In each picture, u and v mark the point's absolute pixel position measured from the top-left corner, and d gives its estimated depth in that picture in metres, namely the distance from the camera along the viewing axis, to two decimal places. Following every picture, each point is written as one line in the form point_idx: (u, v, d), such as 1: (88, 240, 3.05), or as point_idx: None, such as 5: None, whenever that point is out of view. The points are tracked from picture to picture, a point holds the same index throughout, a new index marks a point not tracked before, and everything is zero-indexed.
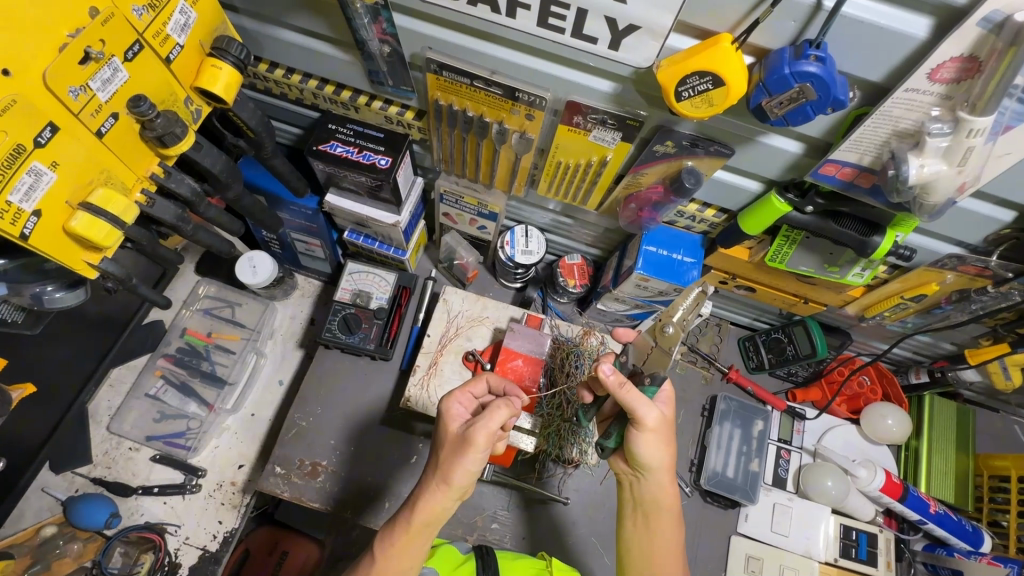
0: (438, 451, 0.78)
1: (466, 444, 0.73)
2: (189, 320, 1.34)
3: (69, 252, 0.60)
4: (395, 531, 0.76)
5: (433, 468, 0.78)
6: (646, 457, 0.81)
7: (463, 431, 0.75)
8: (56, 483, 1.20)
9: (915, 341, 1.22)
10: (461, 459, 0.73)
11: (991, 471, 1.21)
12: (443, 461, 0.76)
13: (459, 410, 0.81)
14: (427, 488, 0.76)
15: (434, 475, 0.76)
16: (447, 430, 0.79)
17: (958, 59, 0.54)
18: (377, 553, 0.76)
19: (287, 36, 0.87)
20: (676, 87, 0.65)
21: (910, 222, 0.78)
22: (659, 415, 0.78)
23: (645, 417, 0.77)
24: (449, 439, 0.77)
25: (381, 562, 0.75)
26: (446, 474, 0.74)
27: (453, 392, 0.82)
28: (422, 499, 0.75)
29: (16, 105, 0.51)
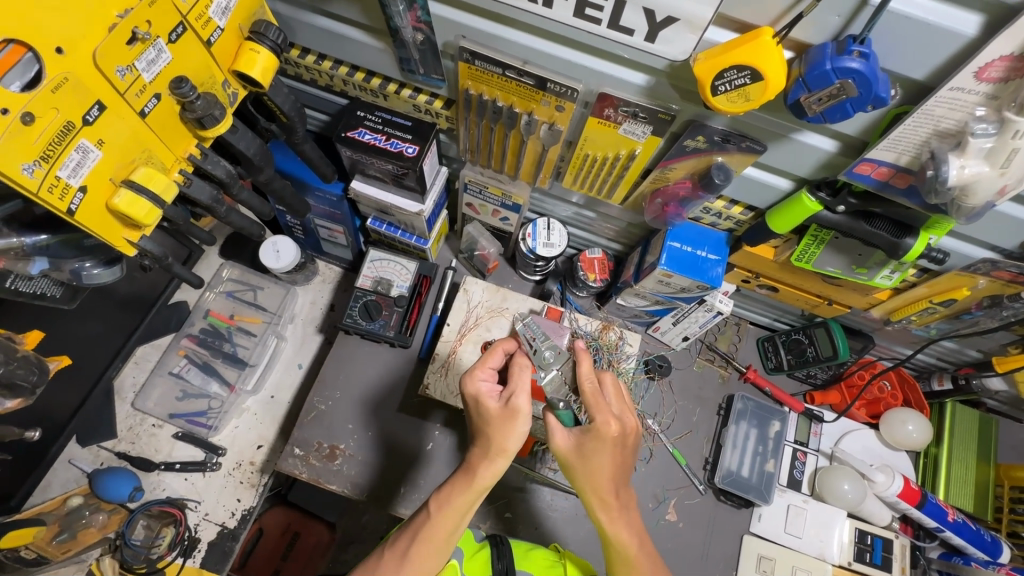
0: (477, 423, 0.78)
1: (514, 412, 0.75)
2: (213, 302, 1.37)
3: (111, 229, 0.62)
4: (452, 495, 0.75)
5: (477, 441, 0.77)
6: (583, 480, 0.77)
7: (505, 402, 0.76)
8: (83, 456, 1.23)
9: (940, 347, 1.20)
10: (512, 427, 0.75)
11: (1012, 481, 1.20)
12: (492, 434, 0.75)
13: (487, 387, 0.79)
14: (479, 458, 0.75)
15: (483, 444, 0.76)
16: (485, 406, 0.77)
17: (1008, 58, 0.53)
18: (432, 514, 0.75)
19: (321, 23, 0.87)
20: (712, 81, 0.64)
21: (945, 225, 0.77)
22: (603, 427, 0.75)
23: (600, 430, 0.75)
24: (489, 414, 0.77)
25: (435, 522, 0.74)
26: (499, 445, 0.75)
27: (474, 370, 0.81)
28: (478, 466, 0.75)
29: (68, 83, 0.52)
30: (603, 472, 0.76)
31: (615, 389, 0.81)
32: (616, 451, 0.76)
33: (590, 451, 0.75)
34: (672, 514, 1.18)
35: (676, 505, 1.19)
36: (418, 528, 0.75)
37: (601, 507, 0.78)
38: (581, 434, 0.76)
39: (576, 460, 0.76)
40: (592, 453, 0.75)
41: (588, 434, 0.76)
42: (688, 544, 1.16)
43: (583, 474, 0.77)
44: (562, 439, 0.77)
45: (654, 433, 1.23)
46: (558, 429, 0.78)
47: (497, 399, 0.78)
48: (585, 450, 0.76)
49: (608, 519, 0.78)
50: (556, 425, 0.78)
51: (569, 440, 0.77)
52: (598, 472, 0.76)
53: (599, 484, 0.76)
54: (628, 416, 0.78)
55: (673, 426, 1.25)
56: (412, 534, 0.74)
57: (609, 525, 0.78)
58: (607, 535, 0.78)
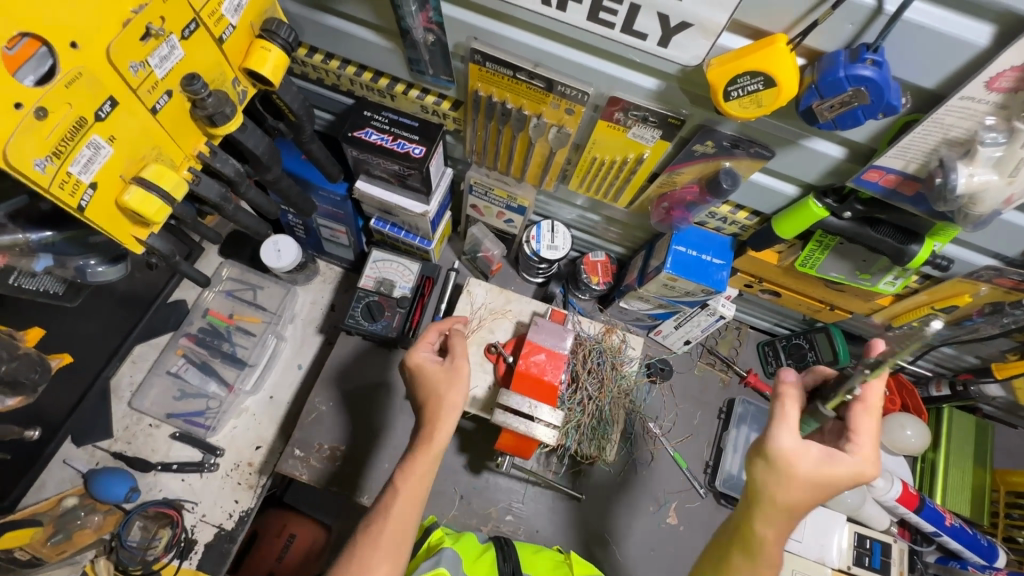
0: (422, 390, 0.88)
1: (458, 371, 0.88)
2: (212, 301, 1.35)
3: (119, 226, 0.61)
4: (416, 461, 0.82)
5: (429, 409, 0.86)
6: (782, 498, 0.71)
7: (448, 365, 0.88)
8: (77, 455, 1.21)
9: (938, 353, 1.21)
10: (456, 385, 0.88)
11: (1008, 486, 1.21)
12: (442, 394, 0.86)
13: (428, 356, 0.90)
14: (432, 423, 0.85)
15: (427, 401, 0.87)
16: (429, 371, 0.88)
17: (1019, 68, 0.54)
18: (400, 483, 0.82)
19: (330, 22, 0.87)
20: (725, 86, 0.64)
21: (949, 232, 0.78)
22: (804, 449, 0.70)
23: (839, 467, 0.69)
24: (435, 377, 0.87)
25: (407, 487, 0.81)
26: (448, 400, 0.86)
27: (414, 347, 0.91)
28: (426, 431, 0.85)
29: (82, 78, 0.51)
30: (798, 498, 0.70)
31: (797, 405, 0.71)
32: (825, 486, 0.70)
33: (773, 466, 0.70)
34: (673, 518, 1.18)
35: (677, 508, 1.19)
36: (388, 505, 0.80)
37: (764, 521, 0.72)
38: (805, 454, 0.69)
39: (774, 470, 0.70)
40: (790, 485, 0.70)
41: (844, 453, 0.70)
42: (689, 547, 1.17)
43: (786, 496, 0.71)
44: (780, 446, 0.70)
45: (655, 436, 1.23)
46: (790, 433, 0.70)
47: (438, 364, 0.89)
48: (799, 472, 0.70)
49: (762, 526, 0.72)
50: (791, 429, 0.70)
51: (780, 449, 0.69)
52: (789, 497, 0.70)
53: (793, 510, 0.71)
54: (806, 445, 0.70)
55: (673, 430, 1.25)
56: (382, 513, 0.80)
57: (760, 529, 0.72)
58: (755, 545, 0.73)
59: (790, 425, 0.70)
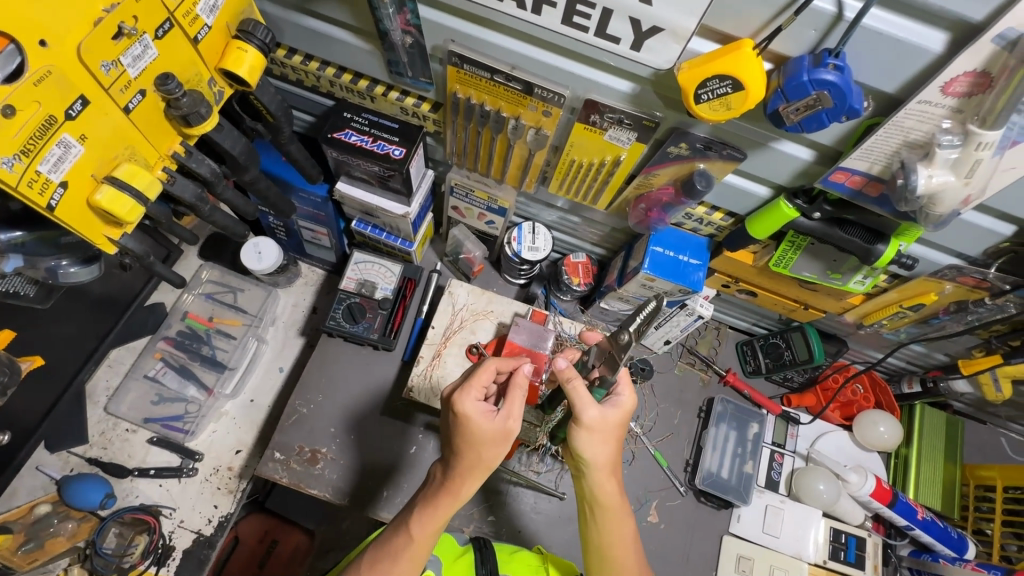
0: (464, 444, 0.78)
1: (509, 435, 0.78)
2: (191, 304, 1.34)
3: (91, 226, 0.61)
4: (437, 513, 0.79)
5: (465, 461, 0.78)
6: (588, 456, 0.80)
7: (501, 424, 0.77)
8: (51, 462, 1.19)
9: (909, 351, 1.24)
10: (502, 447, 0.78)
11: (977, 480, 1.24)
12: (483, 455, 0.78)
13: (482, 406, 0.78)
14: (463, 476, 0.79)
15: (467, 460, 0.78)
16: (480, 429, 0.77)
17: (971, 73, 0.56)
18: (418, 532, 0.78)
19: (309, 23, 0.87)
20: (696, 89, 0.66)
21: (914, 232, 0.80)
22: (600, 414, 0.78)
23: (591, 425, 0.78)
24: (484, 437, 0.77)
25: (425, 539, 0.78)
26: (487, 462, 0.78)
27: (466, 390, 0.78)
28: (458, 485, 0.79)
29: (51, 76, 0.51)
30: (611, 448, 0.81)
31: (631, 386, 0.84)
32: (616, 432, 0.81)
33: (609, 429, 0.80)
34: (654, 516, 1.19)
35: (658, 507, 1.20)
36: (398, 548, 0.78)
37: (600, 474, 0.82)
38: (611, 411, 0.80)
39: (596, 429, 0.79)
40: (598, 440, 0.80)
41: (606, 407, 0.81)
42: (669, 545, 1.18)
43: (597, 450, 0.80)
44: (593, 414, 0.77)
45: (636, 435, 1.24)
46: (591, 404, 0.77)
47: (493, 421, 0.78)
48: (600, 428, 0.79)
49: (595, 480, 0.82)
50: (588, 402, 0.77)
51: (599, 415, 0.78)
52: (603, 452, 0.81)
53: (604, 464, 0.81)
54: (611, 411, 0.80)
55: (655, 428, 1.27)
56: (392, 553, 0.78)
57: (597, 484, 0.82)
58: (597, 498, 0.83)
59: (624, 395, 0.82)
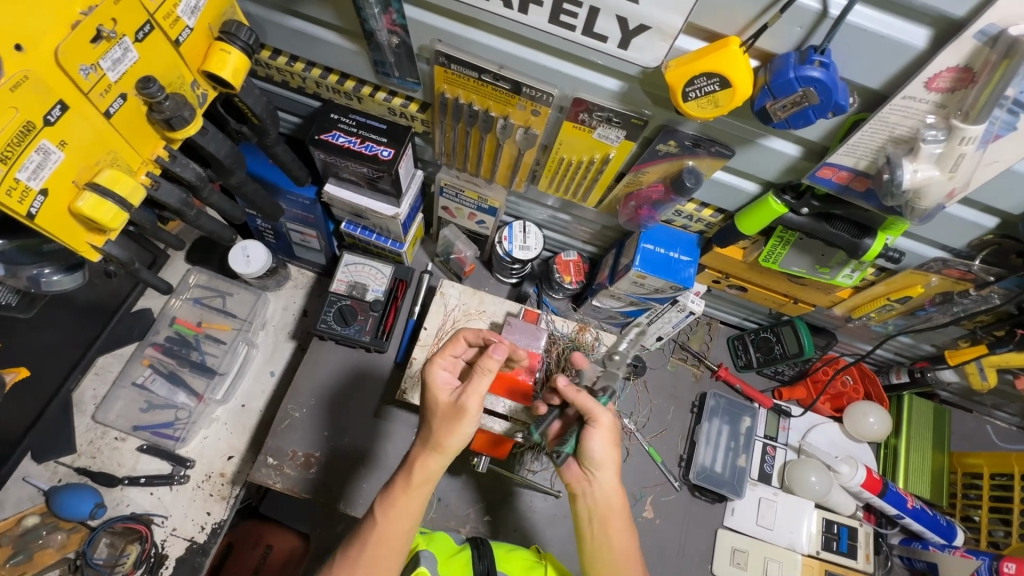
0: (424, 421, 0.84)
1: (460, 411, 0.80)
2: (179, 309, 1.33)
3: (73, 233, 0.59)
4: (394, 492, 0.81)
5: (424, 436, 0.83)
6: (596, 455, 0.84)
7: (455, 398, 0.82)
8: (38, 473, 1.17)
9: (897, 342, 1.26)
10: (456, 425, 0.81)
11: (965, 468, 1.26)
12: (434, 429, 0.82)
13: (444, 377, 0.86)
14: (419, 459, 0.81)
15: (425, 431, 0.83)
16: (436, 399, 0.84)
17: (954, 69, 0.57)
18: (380, 517, 0.79)
19: (293, 24, 0.86)
20: (683, 87, 0.66)
21: (900, 226, 0.81)
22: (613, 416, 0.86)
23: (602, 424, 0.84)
24: (438, 409, 0.83)
25: (383, 525, 0.79)
26: (439, 439, 0.81)
27: (435, 359, 0.87)
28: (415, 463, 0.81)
29: (28, 81, 0.50)
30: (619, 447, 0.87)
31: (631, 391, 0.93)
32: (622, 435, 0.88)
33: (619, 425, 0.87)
34: (650, 511, 1.20)
35: (653, 502, 1.21)
36: (364, 534, 0.79)
37: (608, 474, 0.85)
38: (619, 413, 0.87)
39: (610, 429, 0.85)
40: (611, 437, 0.85)
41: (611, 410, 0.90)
42: (664, 540, 1.19)
43: (607, 449, 0.84)
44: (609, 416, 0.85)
45: (630, 431, 1.25)
46: (604, 408, 0.85)
47: (450, 393, 0.84)
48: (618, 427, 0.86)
49: (604, 479, 0.86)
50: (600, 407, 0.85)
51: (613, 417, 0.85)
52: (613, 453, 0.85)
53: (612, 465, 0.85)
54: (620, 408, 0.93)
55: (648, 424, 1.28)
56: (360, 541, 0.79)
57: (607, 489, 0.86)
58: (605, 502, 0.86)
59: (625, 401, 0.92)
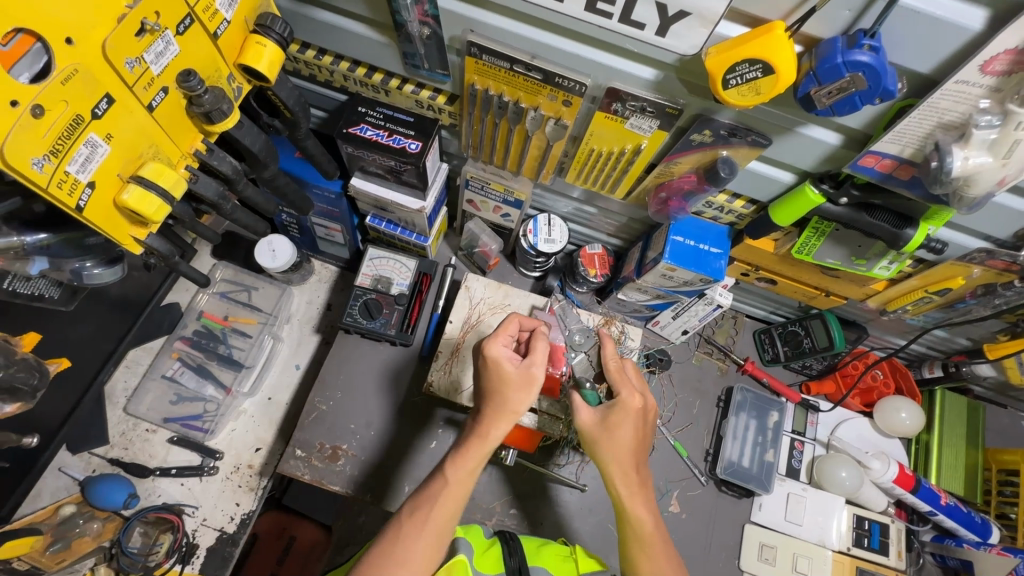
0: (490, 391, 0.80)
1: (532, 378, 0.80)
2: (206, 303, 1.34)
3: (117, 226, 0.60)
4: (469, 456, 0.77)
5: (492, 399, 0.80)
6: (606, 456, 0.81)
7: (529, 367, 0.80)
8: (73, 463, 1.20)
9: (930, 336, 1.23)
10: (528, 393, 0.79)
11: (1000, 464, 1.24)
12: (509, 396, 0.79)
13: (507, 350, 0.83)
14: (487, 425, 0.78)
15: (495, 399, 0.79)
16: (505, 369, 0.80)
17: (1012, 51, 0.55)
18: (450, 476, 0.76)
19: (323, 17, 0.86)
20: (724, 74, 0.65)
21: (944, 215, 0.79)
22: (597, 416, 0.83)
23: (586, 425, 0.83)
24: (510, 376, 0.80)
25: (455, 484, 0.76)
26: (512, 408, 0.78)
27: (496, 335, 0.83)
28: (490, 429, 0.78)
29: (77, 75, 0.50)
30: (625, 444, 0.80)
31: (631, 386, 0.84)
32: (631, 432, 0.81)
33: (614, 422, 0.81)
34: (675, 506, 1.20)
35: (679, 496, 1.20)
36: (434, 493, 0.76)
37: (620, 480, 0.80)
38: (607, 411, 0.82)
39: (599, 434, 0.81)
40: (616, 425, 0.81)
41: (610, 404, 0.83)
42: (690, 534, 1.18)
43: (608, 446, 0.81)
44: (588, 414, 0.83)
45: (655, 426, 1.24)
46: (584, 407, 0.84)
47: (517, 364, 0.81)
48: (610, 422, 0.81)
49: (618, 483, 0.81)
50: (582, 403, 0.84)
51: (595, 415, 0.83)
52: (620, 448, 0.80)
53: (624, 459, 0.80)
54: (648, 394, 0.86)
55: (673, 419, 1.27)
56: (430, 498, 0.75)
57: (628, 501, 0.80)
58: (623, 508, 0.81)
59: (623, 391, 0.83)
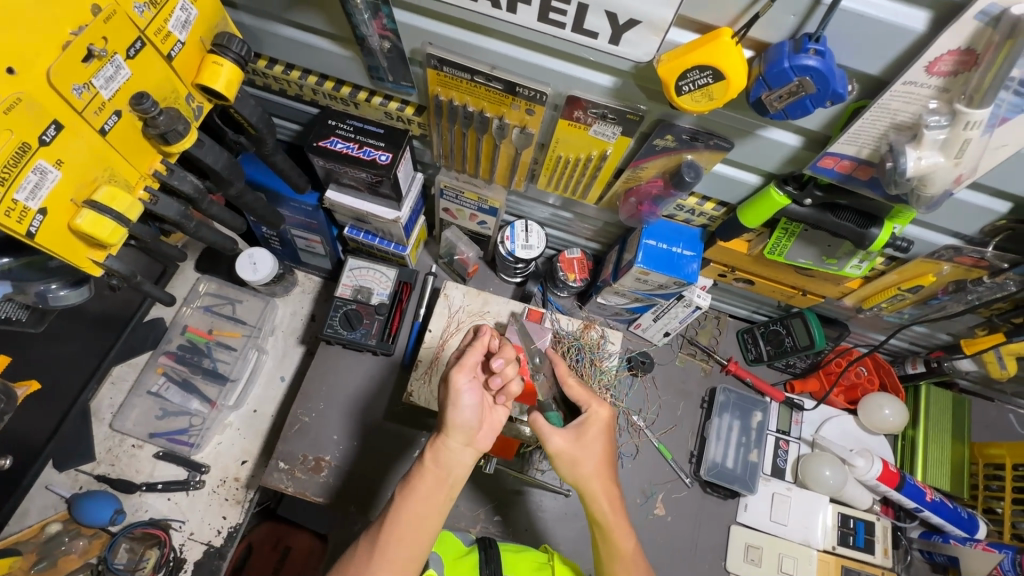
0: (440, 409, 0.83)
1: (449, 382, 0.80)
2: (190, 317, 1.35)
3: (73, 250, 0.61)
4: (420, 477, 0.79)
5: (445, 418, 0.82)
6: (586, 471, 0.84)
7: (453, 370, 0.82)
8: (60, 481, 1.20)
9: (912, 332, 1.23)
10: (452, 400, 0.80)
11: (986, 459, 1.23)
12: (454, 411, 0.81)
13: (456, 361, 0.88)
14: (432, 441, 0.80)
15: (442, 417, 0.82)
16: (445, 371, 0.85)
17: (955, 52, 0.55)
18: (404, 498, 0.77)
19: (286, 33, 0.87)
20: (676, 81, 0.65)
21: (908, 214, 0.79)
22: (566, 438, 0.85)
23: (562, 450, 0.84)
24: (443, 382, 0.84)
25: (410, 504, 0.76)
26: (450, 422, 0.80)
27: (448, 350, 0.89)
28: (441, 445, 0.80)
29: (22, 103, 0.51)
30: (598, 457, 0.85)
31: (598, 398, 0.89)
32: (602, 446, 0.86)
33: (587, 436, 0.86)
34: (661, 508, 1.19)
35: (664, 499, 1.20)
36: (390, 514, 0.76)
37: (599, 493, 0.83)
38: (576, 430, 0.86)
39: (575, 452, 0.84)
40: (590, 439, 0.85)
41: (582, 420, 0.87)
42: (676, 536, 1.18)
43: (585, 463, 0.84)
44: (560, 439, 0.84)
45: (640, 429, 1.24)
46: (552, 433, 0.84)
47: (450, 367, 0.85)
48: (583, 438, 0.85)
49: (596, 497, 0.83)
50: (550, 429, 0.84)
51: (566, 437, 0.85)
52: (594, 463, 0.84)
53: (597, 474, 0.84)
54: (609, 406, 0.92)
55: (658, 421, 1.27)
56: (386, 518, 0.76)
57: (609, 513, 0.83)
58: (601, 521, 0.83)
59: (597, 406, 0.88)
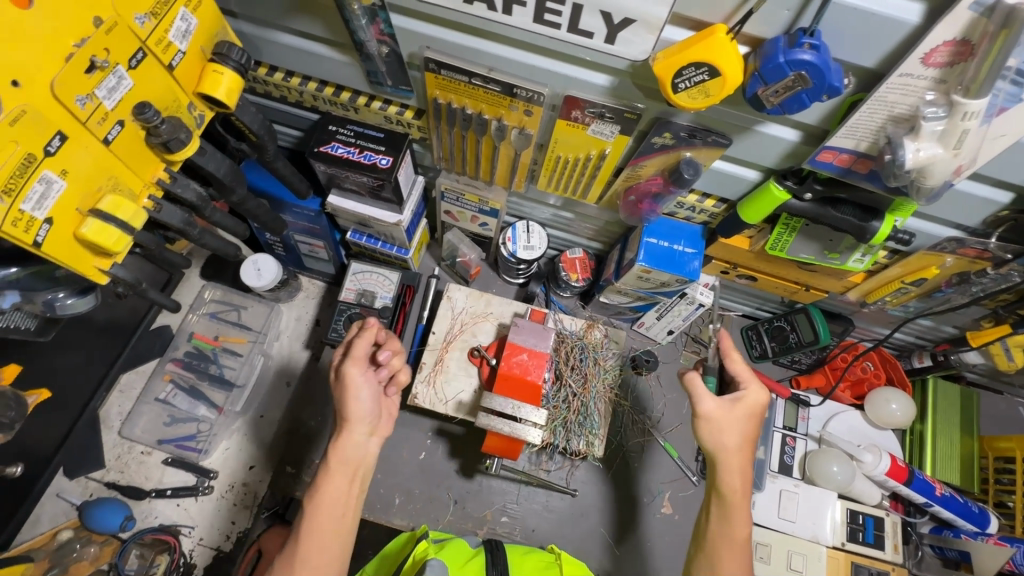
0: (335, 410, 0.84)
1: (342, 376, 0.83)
2: (196, 324, 1.36)
3: (79, 258, 0.62)
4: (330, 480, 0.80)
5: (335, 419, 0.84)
6: (724, 444, 0.85)
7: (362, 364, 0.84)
8: (71, 488, 1.21)
9: (917, 326, 1.22)
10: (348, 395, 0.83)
11: (996, 452, 1.22)
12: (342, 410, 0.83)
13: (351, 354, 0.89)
14: (337, 438, 0.82)
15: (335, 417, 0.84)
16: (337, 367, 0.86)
17: (951, 43, 0.55)
18: (310, 508, 0.79)
19: (285, 40, 0.88)
20: (672, 78, 0.65)
21: (909, 207, 0.79)
22: (718, 403, 0.85)
23: (717, 417, 0.84)
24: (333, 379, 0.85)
25: (319, 509, 0.79)
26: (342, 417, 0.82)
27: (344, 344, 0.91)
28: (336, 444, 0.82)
29: (26, 115, 0.52)
30: (735, 438, 0.85)
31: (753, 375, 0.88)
32: (745, 423, 0.86)
33: (737, 412, 0.85)
34: (668, 507, 1.19)
35: (671, 498, 1.20)
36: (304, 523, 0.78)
37: (730, 471, 0.85)
38: (733, 403, 0.85)
39: (723, 423, 0.84)
40: (736, 414, 0.85)
41: (738, 395, 0.86)
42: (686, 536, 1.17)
43: (730, 436, 0.85)
44: (711, 404, 0.84)
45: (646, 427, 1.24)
46: (706, 396, 0.84)
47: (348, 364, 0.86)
48: (739, 406, 0.85)
49: (723, 475, 0.85)
50: (705, 393, 0.85)
51: (718, 403, 0.85)
52: (733, 439, 0.85)
53: (732, 452, 0.85)
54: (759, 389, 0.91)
55: (663, 419, 1.27)
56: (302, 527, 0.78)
57: (728, 495, 0.85)
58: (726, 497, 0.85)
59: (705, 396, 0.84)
